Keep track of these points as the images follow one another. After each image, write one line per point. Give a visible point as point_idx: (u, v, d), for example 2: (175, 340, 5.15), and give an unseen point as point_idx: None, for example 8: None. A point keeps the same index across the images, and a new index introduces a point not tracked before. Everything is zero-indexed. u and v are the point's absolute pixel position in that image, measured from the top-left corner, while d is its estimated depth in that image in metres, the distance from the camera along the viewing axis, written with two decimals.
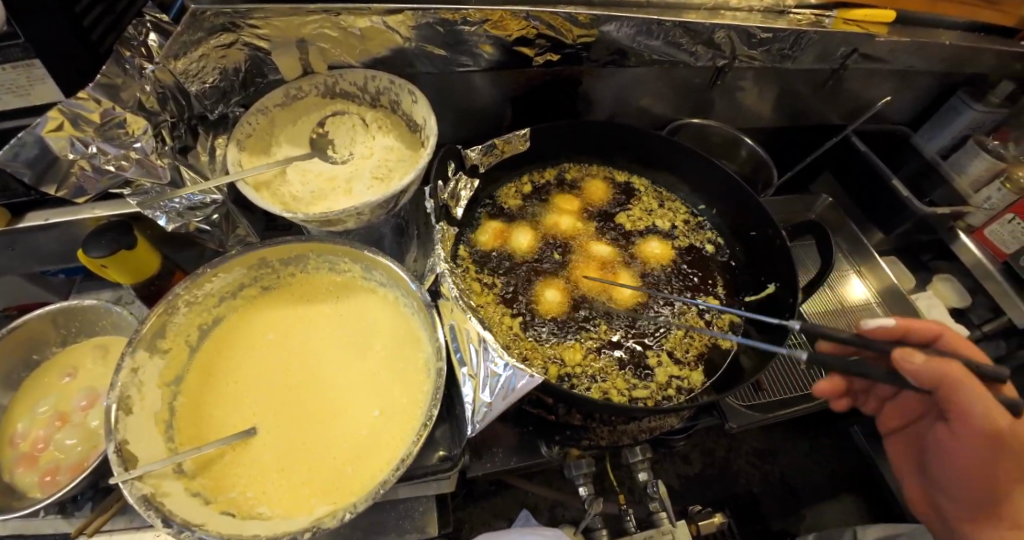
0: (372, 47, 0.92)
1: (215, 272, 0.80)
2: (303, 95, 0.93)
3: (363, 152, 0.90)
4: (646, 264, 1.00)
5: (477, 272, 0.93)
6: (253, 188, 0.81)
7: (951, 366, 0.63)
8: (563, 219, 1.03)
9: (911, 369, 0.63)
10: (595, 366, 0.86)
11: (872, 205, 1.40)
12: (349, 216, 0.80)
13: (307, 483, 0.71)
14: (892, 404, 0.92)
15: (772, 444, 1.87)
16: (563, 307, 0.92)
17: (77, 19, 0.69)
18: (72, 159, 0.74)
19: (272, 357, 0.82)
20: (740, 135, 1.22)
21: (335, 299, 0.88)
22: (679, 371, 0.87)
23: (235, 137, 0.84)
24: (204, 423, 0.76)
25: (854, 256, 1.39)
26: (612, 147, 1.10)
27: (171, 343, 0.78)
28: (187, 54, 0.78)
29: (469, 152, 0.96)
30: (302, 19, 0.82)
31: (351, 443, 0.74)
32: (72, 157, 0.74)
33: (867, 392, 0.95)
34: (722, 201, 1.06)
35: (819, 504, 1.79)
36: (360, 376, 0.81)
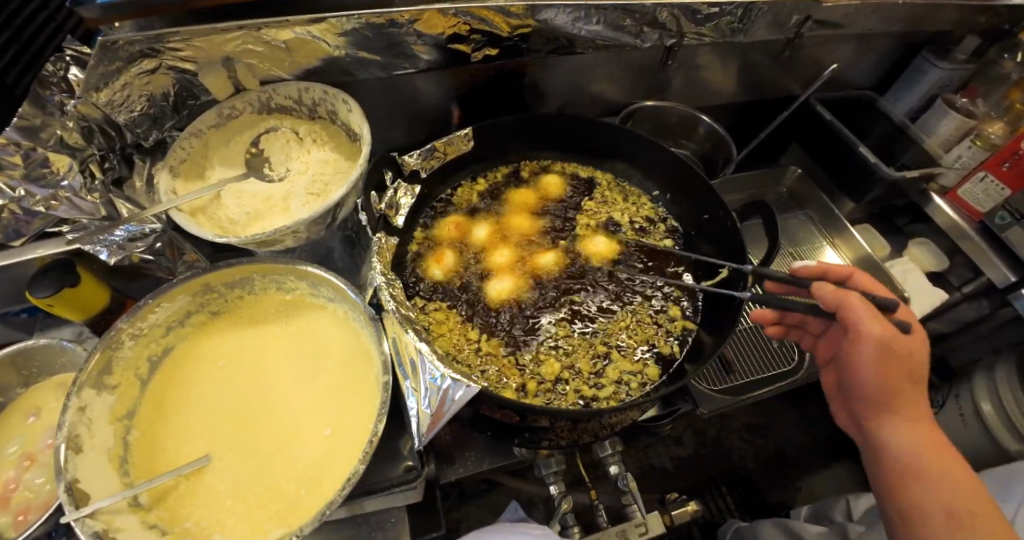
0: (302, 59, 0.90)
1: (158, 303, 0.79)
2: (237, 114, 0.92)
3: (298, 168, 0.88)
4: (536, 271, 0.95)
5: (430, 278, 0.91)
6: (188, 214, 0.80)
7: (849, 295, 0.75)
8: (515, 213, 1.02)
9: (821, 297, 0.77)
10: (547, 363, 0.84)
11: (842, 173, 1.37)
12: (285, 235, 0.79)
13: (262, 507, 0.71)
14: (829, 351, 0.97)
15: (763, 418, 1.87)
16: (450, 270, 0.93)
17: None
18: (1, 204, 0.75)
19: (225, 383, 0.82)
20: (697, 113, 1.19)
21: (284, 318, 0.87)
22: (633, 363, 0.86)
23: (167, 163, 0.83)
24: (160, 456, 0.76)
25: (827, 226, 1.37)
26: (563, 140, 1.07)
27: (119, 378, 0.77)
28: (109, 84, 0.77)
29: (406, 158, 0.92)
30: (223, 36, 0.80)
31: (304, 465, 0.74)
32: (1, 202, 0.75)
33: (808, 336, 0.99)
34: (677, 188, 1.04)
35: (815, 474, 1.79)
36: (311, 396, 0.80)
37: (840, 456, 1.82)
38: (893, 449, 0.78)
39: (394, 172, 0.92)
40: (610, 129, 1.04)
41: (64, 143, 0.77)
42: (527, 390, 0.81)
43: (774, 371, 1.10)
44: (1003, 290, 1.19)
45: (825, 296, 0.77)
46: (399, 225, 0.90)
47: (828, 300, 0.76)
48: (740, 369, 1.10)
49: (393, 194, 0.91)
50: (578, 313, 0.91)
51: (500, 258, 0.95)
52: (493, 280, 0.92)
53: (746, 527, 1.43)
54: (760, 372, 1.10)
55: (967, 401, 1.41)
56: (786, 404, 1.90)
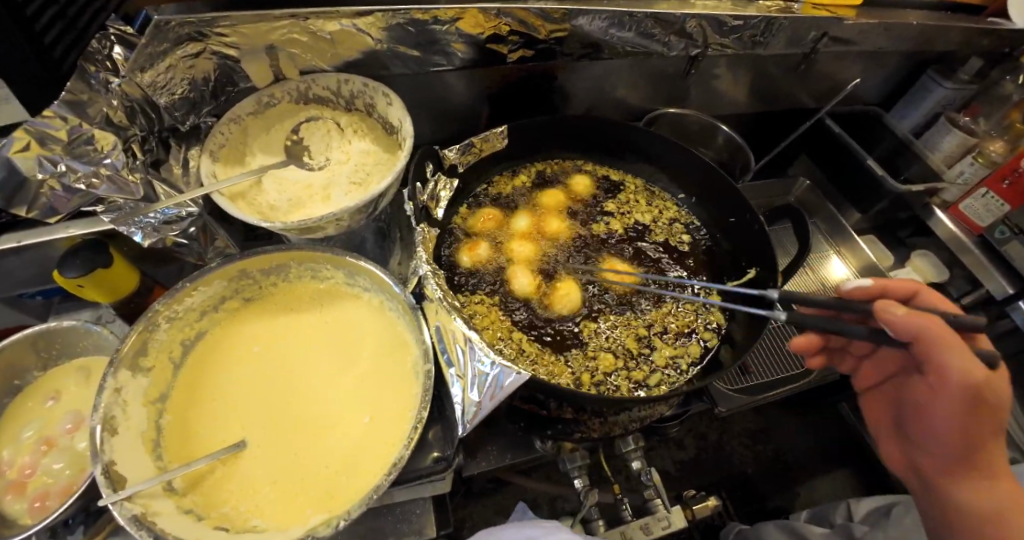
0: (343, 51, 0.92)
1: (196, 287, 0.79)
2: (275, 103, 0.92)
3: (339, 157, 0.88)
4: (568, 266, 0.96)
5: (465, 268, 0.92)
6: (229, 199, 0.80)
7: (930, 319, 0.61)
8: (544, 209, 1.03)
9: (890, 320, 0.62)
10: (587, 353, 0.86)
11: (850, 185, 1.42)
12: (328, 222, 0.79)
13: (301, 493, 0.71)
14: (870, 362, 0.89)
15: (763, 423, 1.91)
16: (485, 259, 0.94)
17: (37, 35, 0.68)
18: (42, 180, 0.74)
19: (261, 370, 0.81)
20: (717, 122, 1.23)
21: (319, 307, 0.87)
22: (672, 350, 0.90)
23: (208, 148, 0.82)
24: (193, 441, 0.75)
25: (834, 235, 1.43)
26: (590, 142, 1.09)
27: (154, 360, 0.76)
28: (155, 65, 0.76)
29: (446, 152, 0.92)
30: (270, 24, 0.81)
31: (343, 452, 0.74)
32: (41, 177, 0.74)
33: (843, 349, 0.92)
34: (704, 191, 1.07)
35: (814, 480, 1.83)
36: (349, 384, 0.80)
37: (837, 463, 1.86)
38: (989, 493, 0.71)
39: (435, 165, 0.92)
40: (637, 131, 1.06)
41: (109, 121, 0.77)
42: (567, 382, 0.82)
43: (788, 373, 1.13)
44: (1001, 302, 1.25)
45: (895, 323, 0.62)
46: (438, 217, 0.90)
47: (901, 332, 0.62)
48: (756, 370, 1.13)
49: (433, 187, 0.91)
50: (613, 309, 0.92)
51: (532, 252, 0.96)
52: (519, 275, 0.91)
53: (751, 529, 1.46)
54: (776, 373, 1.13)
55: None
56: (785, 411, 1.95)
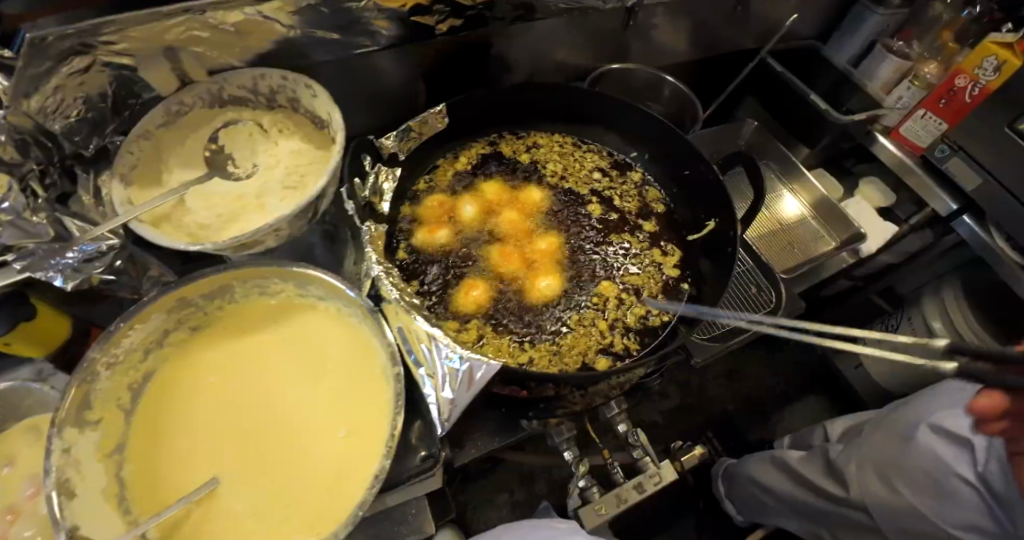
0: (253, 43, 0.83)
1: (132, 325, 0.72)
2: (187, 110, 0.84)
3: (267, 162, 0.81)
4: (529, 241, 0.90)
5: (418, 262, 0.85)
6: (152, 224, 0.73)
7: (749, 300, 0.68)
8: (494, 188, 0.96)
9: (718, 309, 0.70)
10: (561, 331, 0.81)
11: (796, 122, 1.44)
12: (266, 235, 0.73)
13: (285, 521, 0.68)
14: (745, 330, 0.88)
15: (738, 363, 1.99)
16: (440, 249, 0.87)
17: None
18: None
19: (220, 400, 0.76)
20: (661, 74, 1.22)
21: (273, 325, 0.82)
22: (647, 312, 0.87)
23: (116, 171, 0.74)
24: (161, 486, 0.70)
25: (786, 175, 1.49)
26: (533, 108, 1.03)
27: (101, 411, 0.70)
28: (40, 88, 0.67)
29: (383, 140, 0.84)
30: (164, 24, 0.72)
31: (322, 471, 0.72)
32: None
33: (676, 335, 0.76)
34: (657, 146, 1.03)
35: (790, 407, 1.93)
36: (319, 400, 0.77)
37: (809, 388, 1.97)
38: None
39: (373, 156, 0.85)
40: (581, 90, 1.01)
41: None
42: (543, 368, 0.77)
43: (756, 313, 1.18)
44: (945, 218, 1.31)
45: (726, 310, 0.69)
46: (385, 212, 0.81)
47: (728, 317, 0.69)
48: (726, 316, 1.17)
49: (374, 181, 0.81)
50: (583, 280, 0.87)
51: (488, 234, 0.90)
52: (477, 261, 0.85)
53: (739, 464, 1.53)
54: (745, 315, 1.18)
55: (918, 320, 1.54)
56: (757, 347, 2.03)
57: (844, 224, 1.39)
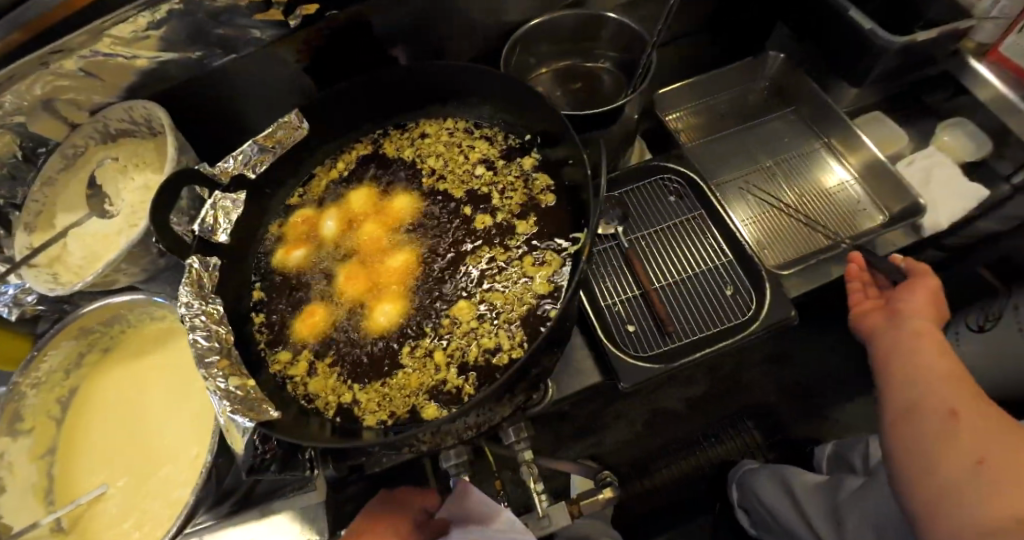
0: (118, 78, 0.84)
1: (45, 352, 0.84)
2: (83, 151, 0.92)
3: (127, 199, 0.85)
4: (381, 263, 0.80)
5: (271, 287, 0.82)
6: (47, 265, 0.83)
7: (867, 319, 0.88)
8: (362, 196, 0.87)
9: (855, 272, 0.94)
10: (388, 366, 0.73)
11: (838, 48, 1.02)
12: (111, 274, 0.79)
13: (152, 526, 0.79)
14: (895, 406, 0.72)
15: (787, 347, 1.66)
16: (297, 269, 0.83)
17: None
18: None
19: (122, 413, 0.88)
20: (598, 12, 0.99)
21: (162, 346, 0.90)
22: (494, 344, 0.71)
23: (19, 222, 0.86)
24: (76, 483, 0.85)
25: (821, 126, 1.13)
26: (406, 94, 0.90)
27: (32, 422, 0.85)
28: None
29: (213, 167, 0.78)
30: (24, 83, 0.75)
31: (181, 486, 0.80)
32: None
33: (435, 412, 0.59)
34: (547, 124, 0.82)
35: (850, 403, 1.59)
36: (188, 420, 0.84)
37: None
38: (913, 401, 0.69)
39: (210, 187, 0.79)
40: (450, 69, 0.85)
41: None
42: (363, 413, 0.70)
43: (720, 324, 0.94)
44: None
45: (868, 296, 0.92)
46: (223, 242, 0.79)
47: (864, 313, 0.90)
48: (678, 328, 0.95)
49: (213, 216, 0.78)
50: (427, 308, 0.76)
51: (343, 253, 0.83)
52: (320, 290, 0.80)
53: (761, 468, 1.29)
54: (706, 326, 0.95)
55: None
56: (815, 330, 1.67)
57: (897, 191, 0.99)
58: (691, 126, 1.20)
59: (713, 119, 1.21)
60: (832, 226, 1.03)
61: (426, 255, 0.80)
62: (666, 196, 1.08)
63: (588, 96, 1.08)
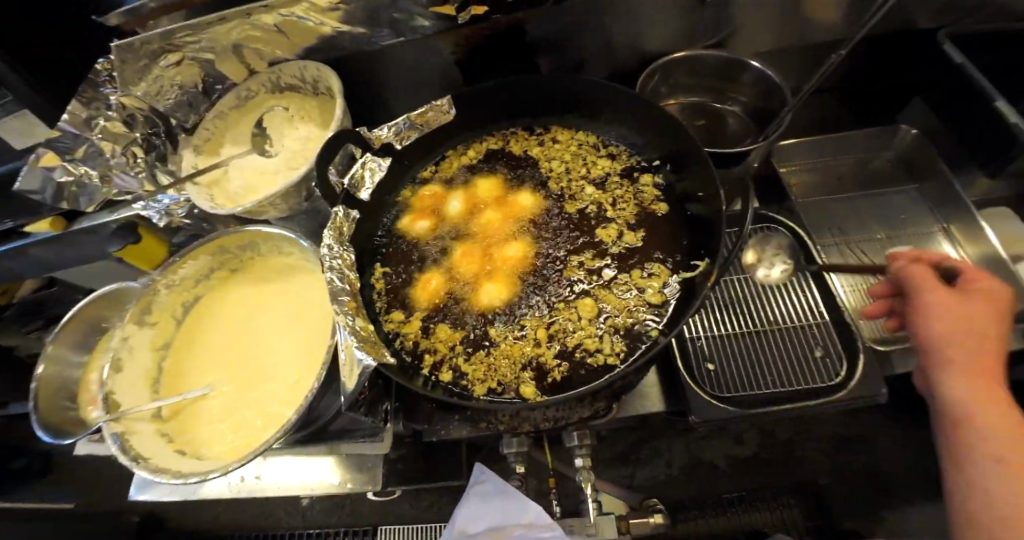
0: (299, 39, 0.95)
1: (184, 260, 0.96)
2: (254, 95, 1.03)
3: (289, 144, 0.94)
4: (498, 248, 0.86)
5: (391, 248, 0.89)
6: (206, 186, 0.94)
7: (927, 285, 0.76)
8: (488, 185, 0.94)
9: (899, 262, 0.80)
10: (486, 339, 0.77)
11: (970, 136, 1.02)
12: (265, 206, 0.88)
13: (240, 435, 0.86)
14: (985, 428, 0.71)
15: (848, 430, 1.60)
16: (418, 236, 0.90)
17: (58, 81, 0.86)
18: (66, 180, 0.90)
19: (236, 330, 0.98)
20: (741, 58, 1.00)
21: (283, 279, 1.00)
22: (593, 344, 0.74)
23: (191, 143, 0.97)
24: (182, 382, 0.95)
25: (939, 211, 1.10)
26: (549, 101, 0.96)
27: (158, 317, 0.96)
28: (142, 80, 0.90)
29: (377, 132, 0.89)
30: (225, 27, 0.88)
31: (274, 405, 0.88)
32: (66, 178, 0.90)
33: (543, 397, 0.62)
34: (678, 153, 0.86)
35: (910, 508, 1.49)
36: (291, 349, 0.92)
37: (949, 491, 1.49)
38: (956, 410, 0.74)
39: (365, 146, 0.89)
40: (598, 86, 0.90)
41: (109, 132, 0.91)
42: (470, 381, 0.73)
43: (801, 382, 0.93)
44: None
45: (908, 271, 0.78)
46: (364, 200, 0.89)
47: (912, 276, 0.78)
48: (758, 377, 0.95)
49: (359, 172, 0.88)
50: (534, 297, 0.80)
51: (463, 233, 0.89)
52: (438, 261, 0.86)
53: None
54: (785, 382, 0.94)
55: None
56: (890, 422, 1.58)
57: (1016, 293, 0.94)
58: (805, 184, 1.20)
59: (828, 180, 1.21)
60: None
61: (540, 249, 0.84)
62: (769, 247, 1.09)
63: (710, 135, 1.11)
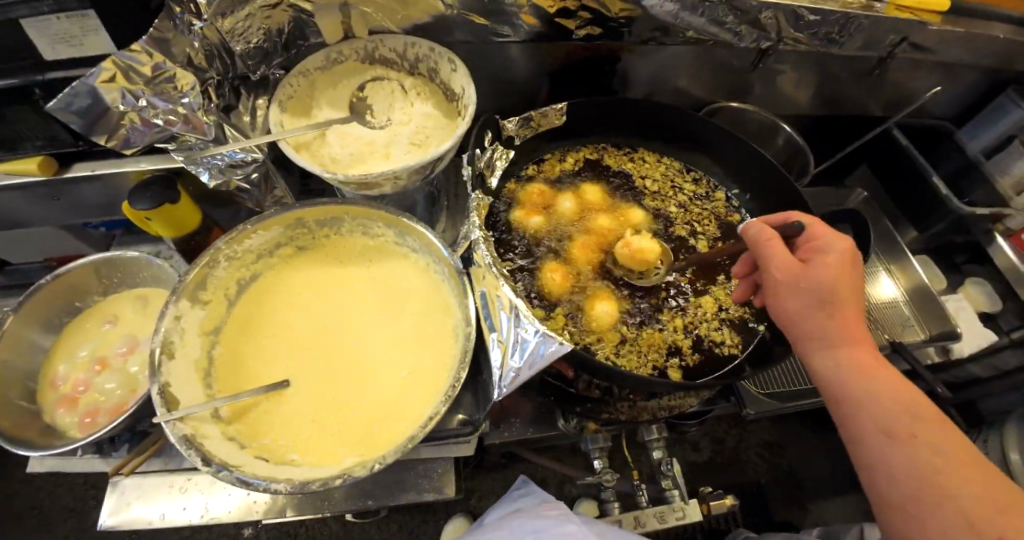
0: (414, 13, 0.91)
1: (255, 230, 0.82)
2: (343, 60, 0.93)
3: (401, 118, 0.89)
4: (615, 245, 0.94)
5: (508, 238, 0.90)
6: (294, 147, 0.83)
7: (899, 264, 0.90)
8: (593, 190, 0.99)
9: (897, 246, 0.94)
10: (625, 336, 0.85)
11: (908, 200, 1.37)
12: (386, 179, 0.81)
13: (336, 436, 0.74)
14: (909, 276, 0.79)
15: (781, 437, 1.86)
16: (536, 230, 0.92)
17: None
18: (123, 111, 0.74)
19: (312, 315, 0.85)
20: (778, 121, 1.21)
21: (367, 262, 0.90)
22: (714, 338, 0.89)
23: (277, 97, 0.85)
24: (241, 376, 0.79)
25: (887, 253, 1.39)
26: (646, 126, 1.07)
27: (211, 295, 0.80)
28: (234, 12, 0.77)
29: (506, 123, 0.93)
30: None
31: (380, 402, 0.77)
32: (123, 109, 0.74)
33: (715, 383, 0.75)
34: (761, 187, 1.03)
35: (824, 501, 1.78)
36: (390, 338, 0.83)
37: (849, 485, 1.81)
38: (841, 377, 0.67)
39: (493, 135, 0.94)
40: (696, 120, 1.04)
41: (190, 62, 0.77)
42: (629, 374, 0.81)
43: None
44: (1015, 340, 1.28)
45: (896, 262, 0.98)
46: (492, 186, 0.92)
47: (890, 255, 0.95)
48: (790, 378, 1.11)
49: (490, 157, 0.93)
50: (658, 297, 0.91)
51: (582, 234, 0.93)
52: (566, 258, 0.89)
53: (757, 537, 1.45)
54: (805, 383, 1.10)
55: (994, 446, 1.42)
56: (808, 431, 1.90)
57: (939, 317, 1.27)
58: None
59: None
60: (890, 328, 1.28)
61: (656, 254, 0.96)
62: None
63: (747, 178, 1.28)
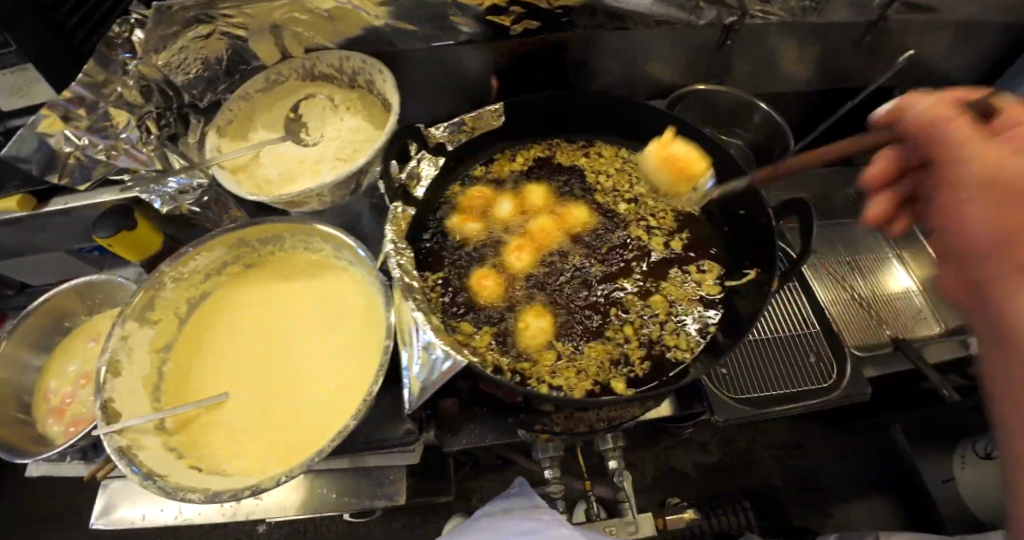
0: (345, 28, 0.92)
1: (198, 252, 0.87)
2: (283, 80, 0.96)
3: (331, 134, 0.92)
4: (555, 249, 0.91)
5: (440, 246, 0.90)
6: (231, 171, 0.86)
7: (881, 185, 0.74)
8: (536, 191, 0.96)
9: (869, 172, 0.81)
10: (557, 344, 0.81)
11: None
12: (310, 197, 0.83)
13: (267, 447, 0.78)
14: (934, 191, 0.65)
15: (799, 437, 1.73)
16: (472, 237, 0.91)
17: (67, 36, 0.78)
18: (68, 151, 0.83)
19: (257, 330, 0.89)
20: (755, 100, 1.12)
21: (310, 276, 0.93)
22: (665, 342, 0.82)
23: (214, 123, 0.90)
24: (188, 390, 0.84)
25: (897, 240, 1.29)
26: (596, 119, 1.02)
27: (160, 314, 0.86)
28: (167, 47, 0.81)
29: (433, 130, 0.93)
30: (271, 4, 0.82)
31: (312, 413, 0.80)
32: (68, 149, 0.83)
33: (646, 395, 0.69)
34: (718, 176, 0.96)
35: (848, 505, 1.64)
36: (325, 350, 0.86)
37: (877, 488, 1.66)
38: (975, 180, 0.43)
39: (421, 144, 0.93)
40: (645, 108, 0.98)
41: (123, 101, 0.83)
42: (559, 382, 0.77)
43: (805, 382, 1.04)
44: None
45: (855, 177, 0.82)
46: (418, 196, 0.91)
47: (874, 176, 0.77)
48: (770, 381, 1.05)
49: (416, 165, 0.93)
50: (599, 300, 0.86)
51: (520, 238, 0.91)
52: (499, 265, 0.88)
53: None
54: (792, 384, 1.04)
55: None
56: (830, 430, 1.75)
57: (957, 311, 1.15)
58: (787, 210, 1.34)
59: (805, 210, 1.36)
60: (897, 325, 1.16)
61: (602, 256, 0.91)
62: None
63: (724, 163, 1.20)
